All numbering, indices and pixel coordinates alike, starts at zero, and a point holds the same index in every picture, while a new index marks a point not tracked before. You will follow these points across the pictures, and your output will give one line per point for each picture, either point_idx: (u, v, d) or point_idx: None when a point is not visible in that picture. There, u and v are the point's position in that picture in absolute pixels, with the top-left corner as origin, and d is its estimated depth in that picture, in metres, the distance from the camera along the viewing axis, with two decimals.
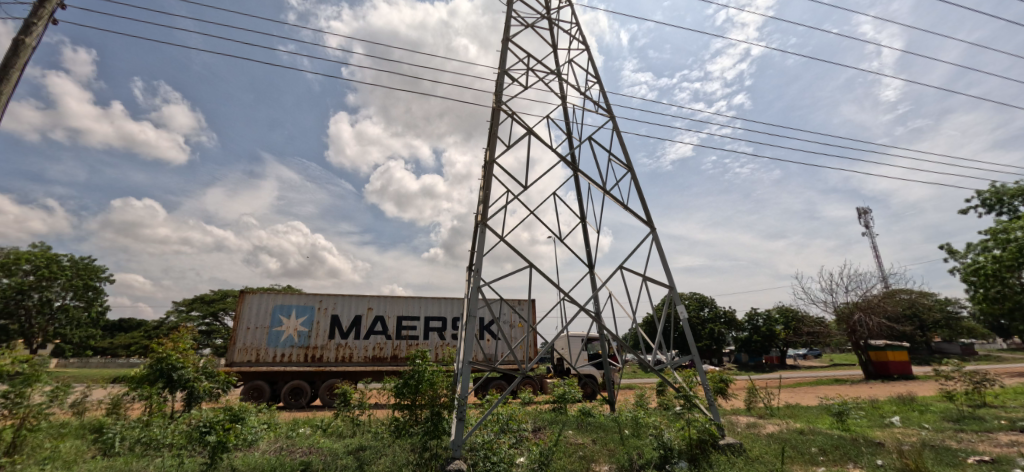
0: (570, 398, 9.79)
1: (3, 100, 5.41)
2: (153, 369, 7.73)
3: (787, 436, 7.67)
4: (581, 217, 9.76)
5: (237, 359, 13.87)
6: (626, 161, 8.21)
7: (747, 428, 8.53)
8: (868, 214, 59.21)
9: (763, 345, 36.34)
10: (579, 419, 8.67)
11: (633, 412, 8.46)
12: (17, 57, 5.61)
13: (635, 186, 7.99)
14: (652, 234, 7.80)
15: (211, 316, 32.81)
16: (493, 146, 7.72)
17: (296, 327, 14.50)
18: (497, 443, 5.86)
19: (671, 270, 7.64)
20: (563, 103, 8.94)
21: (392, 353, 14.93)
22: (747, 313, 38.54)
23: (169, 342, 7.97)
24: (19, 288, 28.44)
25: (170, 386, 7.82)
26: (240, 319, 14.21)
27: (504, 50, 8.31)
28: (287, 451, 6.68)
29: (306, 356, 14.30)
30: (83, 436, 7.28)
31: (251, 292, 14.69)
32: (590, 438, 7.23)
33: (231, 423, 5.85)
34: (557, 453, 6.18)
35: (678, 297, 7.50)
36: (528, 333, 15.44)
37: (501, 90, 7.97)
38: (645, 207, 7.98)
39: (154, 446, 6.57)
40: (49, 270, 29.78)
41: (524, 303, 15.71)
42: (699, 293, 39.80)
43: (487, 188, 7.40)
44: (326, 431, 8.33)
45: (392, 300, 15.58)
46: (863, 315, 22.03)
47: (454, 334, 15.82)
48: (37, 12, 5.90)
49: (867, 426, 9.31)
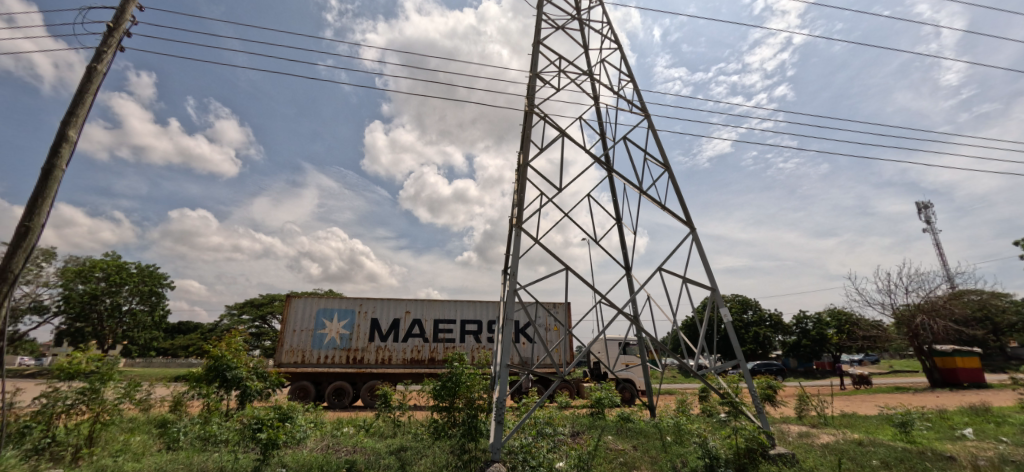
0: (607, 403, 9.60)
1: (75, 121, 5.92)
2: (210, 369, 8.22)
3: (845, 446, 7.23)
4: (616, 218, 9.54)
5: (285, 360, 14.54)
6: (663, 160, 7.87)
7: (799, 437, 8.08)
8: (930, 210, 54.49)
9: (813, 350, 34.53)
10: (618, 424, 8.49)
11: (675, 419, 8.17)
12: (90, 83, 6.13)
13: (673, 185, 7.64)
14: (692, 234, 7.44)
15: (260, 319, 34.52)
16: (526, 150, 7.66)
17: (338, 329, 15.04)
18: (535, 446, 5.82)
19: (713, 271, 7.18)
20: (596, 103, 8.77)
21: (430, 356, 15.17)
22: (794, 316, 36.86)
23: (224, 344, 8.47)
24: (94, 294, 31.08)
25: (225, 385, 8.29)
26: (287, 322, 14.88)
27: (535, 53, 8.31)
28: (333, 449, 6.93)
29: (347, 358, 14.79)
30: (150, 431, 7.81)
31: (296, 296, 15.36)
32: (631, 445, 7.06)
33: (280, 421, 6.10)
34: (597, 458, 6.07)
35: (721, 298, 7.02)
36: (563, 336, 15.35)
37: (534, 94, 7.97)
38: (684, 207, 7.58)
39: (211, 441, 6.94)
40: (119, 277, 32.32)
41: (559, 305, 15.68)
42: (742, 296, 38.35)
43: (521, 191, 7.34)
44: (369, 431, 8.60)
45: (430, 304, 15.87)
46: (927, 318, 20.39)
47: (490, 337, 15.88)
48: (107, 41, 6.45)
49: (934, 438, 8.62)
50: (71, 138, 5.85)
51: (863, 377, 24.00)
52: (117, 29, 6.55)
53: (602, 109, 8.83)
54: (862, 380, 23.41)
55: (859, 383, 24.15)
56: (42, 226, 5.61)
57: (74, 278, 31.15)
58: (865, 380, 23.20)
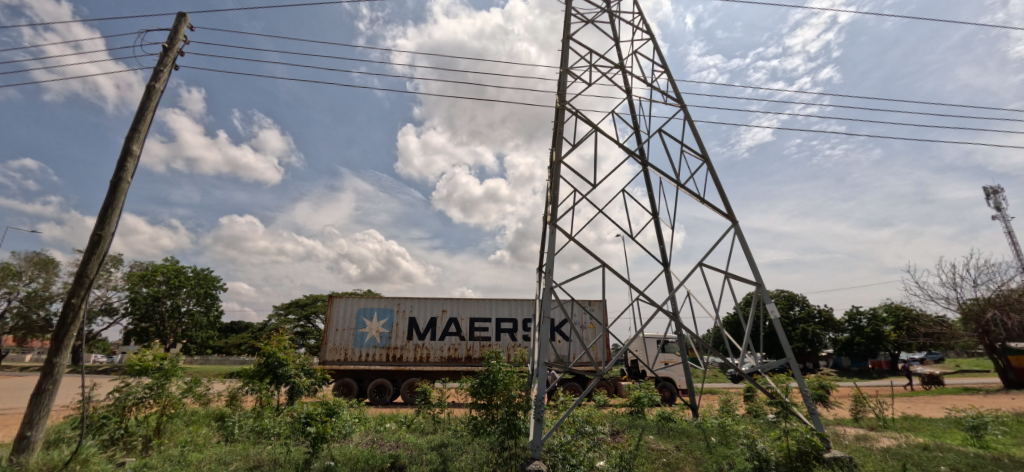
0: (647, 402, 9.41)
1: (138, 137, 6.39)
2: (262, 366, 8.65)
3: (908, 451, 6.76)
4: (652, 213, 9.30)
5: (329, 358, 15.13)
6: (701, 151, 7.58)
7: (855, 440, 7.62)
8: (1001, 195, 49.99)
9: (868, 348, 32.49)
10: (659, 424, 8.31)
11: (719, 419, 7.90)
12: (150, 101, 6.59)
13: (712, 177, 7.35)
14: (734, 228, 7.13)
15: (305, 319, 36.06)
16: (558, 146, 7.59)
17: (377, 328, 15.49)
18: (575, 445, 5.77)
19: (758, 265, 6.86)
20: (629, 96, 8.56)
21: (466, 353, 15.36)
22: (847, 312, 34.81)
23: (274, 342, 8.91)
24: (156, 296, 33.42)
25: (276, 381, 8.72)
26: (330, 321, 15.47)
27: (565, 49, 8.22)
28: (377, 444, 7.15)
29: (387, 356, 15.20)
30: (210, 424, 8.33)
31: (338, 297, 15.94)
32: (673, 445, 6.89)
33: (327, 416, 6.34)
34: (638, 458, 5.96)
35: (767, 294, 6.70)
36: (599, 334, 15.17)
37: (564, 90, 7.89)
38: (725, 199, 7.27)
39: (264, 435, 7.31)
40: (178, 280, 34.61)
41: (595, 303, 15.50)
42: (788, 292, 36.60)
43: (554, 188, 7.30)
44: (410, 427, 8.81)
45: (465, 302, 16.06)
46: (999, 313, 18.77)
47: (525, 335, 15.89)
48: (163, 61, 6.90)
49: (1012, 444, 7.91)
50: (134, 151, 6.31)
51: (934, 376, 22.47)
52: (171, 49, 7.00)
53: (634, 102, 8.62)
54: (930, 380, 21.84)
55: (930, 383, 22.52)
56: (112, 234, 6.10)
57: (139, 282, 33.59)
58: (933, 379, 21.63)
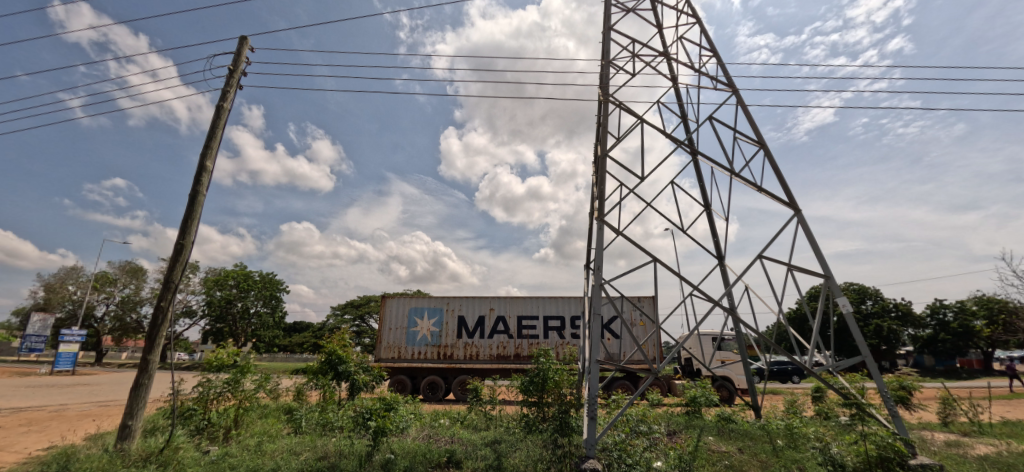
0: (704, 402, 9.05)
1: (210, 152, 6.96)
2: (324, 363, 9.14)
3: (1011, 460, 6.05)
4: (704, 205, 8.90)
5: (384, 356, 15.77)
6: (756, 137, 7.15)
7: (946, 447, 6.92)
8: None
9: (955, 346, 29.43)
10: (719, 424, 7.96)
11: (785, 421, 7.45)
12: (219, 119, 7.15)
13: (770, 164, 6.92)
14: (797, 217, 6.68)
15: (360, 318, 37.78)
16: (603, 140, 7.45)
17: (428, 327, 15.93)
18: (630, 444, 5.66)
19: (826, 256, 6.39)
20: (675, 84, 8.25)
21: (515, 351, 15.45)
22: (928, 306, 31.73)
23: (335, 341, 9.39)
24: (228, 298, 36.25)
25: (338, 377, 9.19)
26: (384, 321, 16.12)
27: (606, 40, 8.05)
28: (434, 439, 7.36)
29: (439, 354, 15.61)
30: (280, 417, 8.92)
31: (391, 297, 16.55)
32: (736, 447, 6.58)
33: (386, 411, 6.60)
34: (698, 460, 5.75)
35: (838, 287, 6.23)
36: (651, 331, 14.76)
37: (607, 82, 7.73)
38: (785, 187, 6.83)
39: (329, 428, 7.72)
40: (247, 284, 37.34)
41: (645, 299, 15.10)
42: (858, 284, 33.90)
43: (601, 183, 7.17)
44: (463, 423, 9.00)
45: (512, 300, 16.15)
46: None
47: (574, 333, 15.73)
48: (229, 82, 7.46)
49: None
50: (208, 166, 6.88)
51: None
52: (236, 70, 7.56)
53: (681, 90, 8.30)
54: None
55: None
56: (192, 243, 6.69)
57: (213, 286, 36.58)
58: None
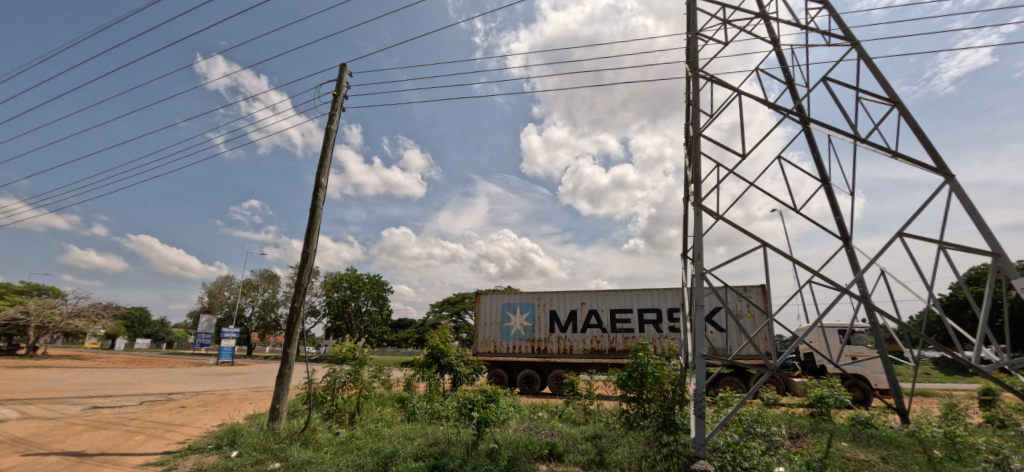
0: (833, 403, 8.01)
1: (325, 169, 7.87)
2: (429, 357, 9.79)
3: None
4: (821, 179, 7.88)
5: (481, 350, 16.46)
6: (886, 95, 6.12)
7: None
8: None
9: None
10: (854, 429, 7.01)
11: (942, 428, 6.32)
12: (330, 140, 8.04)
13: (907, 124, 5.87)
14: (948, 183, 5.60)
15: (457, 314, 39.88)
16: (695, 118, 6.95)
17: (521, 322, 16.26)
18: (745, 446, 5.24)
19: (992, 229, 5.26)
20: (777, 47, 7.40)
21: (610, 346, 15.11)
22: None
23: (436, 336, 9.99)
24: (344, 299, 40.57)
25: (441, 370, 9.78)
26: (479, 316, 16.83)
27: (692, 10, 7.49)
28: (534, 431, 7.52)
29: (533, 348, 15.88)
30: (394, 405, 9.78)
31: (484, 293, 17.19)
32: (878, 456, 5.74)
33: (488, 403, 6.87)
34: (830, 467, 5.12)
35: (1013, 267, 5.10)
36: (761, 322, 13.47)
37: (696, 55, 7.20)
38: (930, 149, 5.75)
39: (436, 417, 8.27)
40: (358, 285, 41.43)
41: (753, 288, 13.80)
42: None
43: (695, 164, 6.70)
44: (562, 416, 9.05)
45: (604, 293, 15.83)
46: None
47: (672, 326, 14.92)
48: (335, 106, 8.33)
49: None
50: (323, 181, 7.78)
51: None
52: (340, 95, 8.42)
53: (784, 52, 7.43)
54: None
55: None
56: (316, 250, 7.62)
57: (331, 288, 41.23)
58: None
